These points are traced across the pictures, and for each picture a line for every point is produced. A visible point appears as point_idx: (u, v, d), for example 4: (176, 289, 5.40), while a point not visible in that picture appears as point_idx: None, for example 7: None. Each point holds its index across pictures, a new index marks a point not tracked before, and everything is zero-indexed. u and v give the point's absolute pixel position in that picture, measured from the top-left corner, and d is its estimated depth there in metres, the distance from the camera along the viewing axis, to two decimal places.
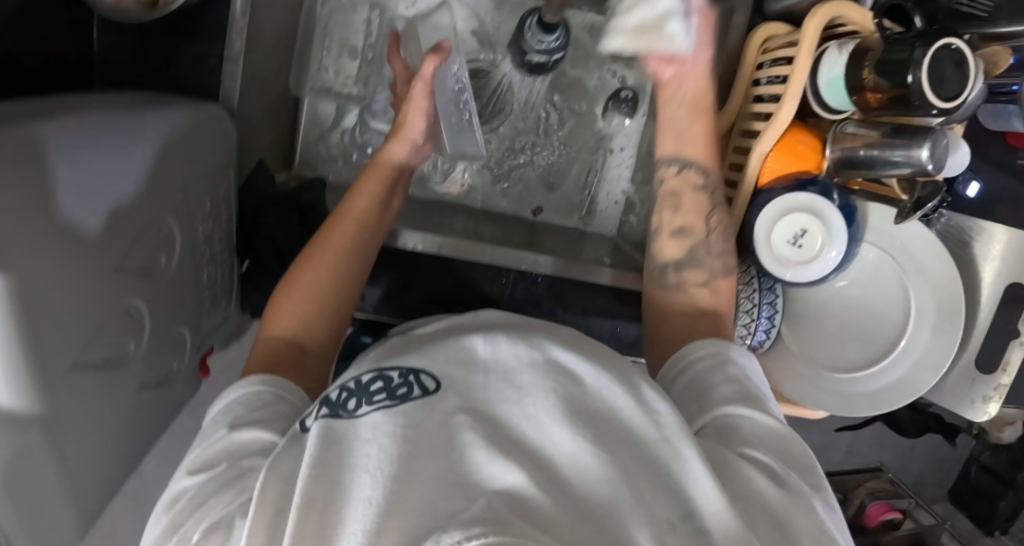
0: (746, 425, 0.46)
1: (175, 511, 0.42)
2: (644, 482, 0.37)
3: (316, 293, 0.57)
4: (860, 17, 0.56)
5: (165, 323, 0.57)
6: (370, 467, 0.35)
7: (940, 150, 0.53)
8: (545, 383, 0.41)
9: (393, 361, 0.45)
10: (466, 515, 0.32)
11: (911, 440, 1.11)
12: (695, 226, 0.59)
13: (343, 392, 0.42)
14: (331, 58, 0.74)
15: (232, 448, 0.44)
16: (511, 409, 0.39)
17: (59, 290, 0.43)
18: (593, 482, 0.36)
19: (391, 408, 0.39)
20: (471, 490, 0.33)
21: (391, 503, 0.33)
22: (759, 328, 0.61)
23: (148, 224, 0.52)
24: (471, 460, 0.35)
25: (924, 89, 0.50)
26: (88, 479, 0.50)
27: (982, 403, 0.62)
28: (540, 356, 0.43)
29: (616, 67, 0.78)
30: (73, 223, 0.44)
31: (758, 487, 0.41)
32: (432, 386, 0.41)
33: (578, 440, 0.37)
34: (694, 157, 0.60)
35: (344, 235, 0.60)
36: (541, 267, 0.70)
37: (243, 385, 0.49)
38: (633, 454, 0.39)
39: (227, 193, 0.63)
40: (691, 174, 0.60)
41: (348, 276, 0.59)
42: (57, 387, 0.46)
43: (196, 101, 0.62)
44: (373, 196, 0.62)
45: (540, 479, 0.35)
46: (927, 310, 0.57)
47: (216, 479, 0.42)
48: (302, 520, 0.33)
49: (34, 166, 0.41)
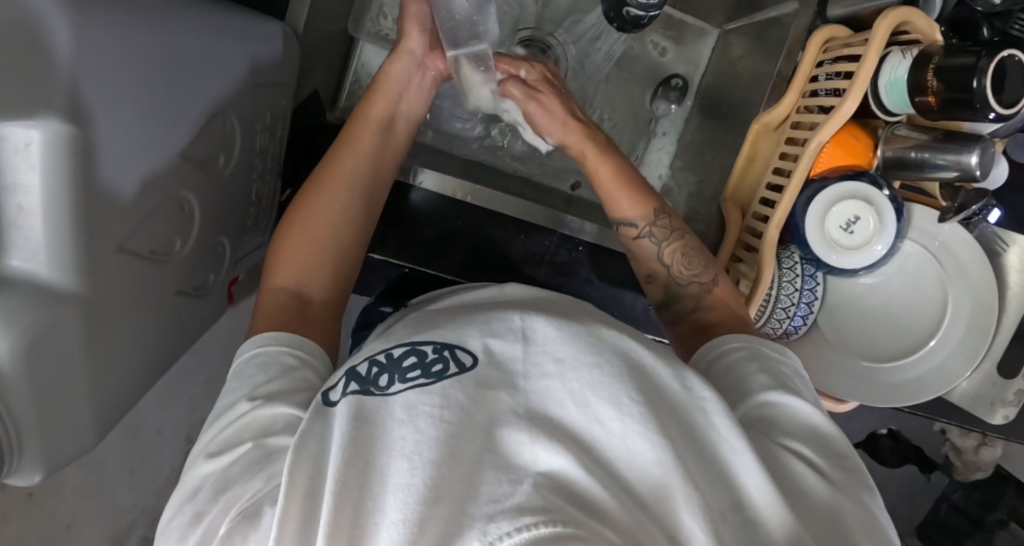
0: (785, 415, 0.46)
1: (198, 500, 0.40)
2: (694, 468, 0.38)
3: (316, 240, 0.56)
4: (924, 25, 0.59)
5: (208, 227, 0.56)
6: (408, 451, 0.35)
7: (988, 158, 0.56)
8: (587, 358, 0.40)
9: (427, 334, 0.44)
10: (511, 502, 0.32)
11: (889, 472, 1.10)
12: (656, 269, 0.62)
13: (375, 365, 0.42)
14: (391, 6, 0.73)
15: (255, 424, 0.42)
16: (553, 384, 0.39)
17: (114, 160, 0.41)
18: (643, 468, 0.36)
19: (425, 386, 0.38)
20: (515, 472, 0.34)
21: (434, 489, 0.33)
22: (797, 313, 0.63)
23: (209, 120, 0.51)
24: (513, 442, 0.35)
25: (988, 93, 0.53)
26: (124, 369, 0.48)
27: (999, 406, 0.66)
28: (580, 330, 0.42)
29: (670, 53, 0.83)
30: (134, 93, 0.42)
31: (807, 483, 0.41)
32: (467, 362, 0.40)
33: (626, 421, 0.37)
34: (632, 214, 0.61)
35: (344, 174, 0.58)
36: (585, 234, 0.71)
37: (259, 346, 0.48)
38: (681, 431, 0.39)
39: (284, 111, 0.65)
40: (645, 239, 0.62)
41: (349, 215, 0.58)
42: (102, 268, 0.43)
43: (263, 16, 0.61)
44: (376, 124, 0.61)
45: (587, 463, 0.35)
46: (961, 310, 0.61)
47: (241, 460, 0.40)
48: (339, 509, 0.33)
49: (106, 23, 0.39)
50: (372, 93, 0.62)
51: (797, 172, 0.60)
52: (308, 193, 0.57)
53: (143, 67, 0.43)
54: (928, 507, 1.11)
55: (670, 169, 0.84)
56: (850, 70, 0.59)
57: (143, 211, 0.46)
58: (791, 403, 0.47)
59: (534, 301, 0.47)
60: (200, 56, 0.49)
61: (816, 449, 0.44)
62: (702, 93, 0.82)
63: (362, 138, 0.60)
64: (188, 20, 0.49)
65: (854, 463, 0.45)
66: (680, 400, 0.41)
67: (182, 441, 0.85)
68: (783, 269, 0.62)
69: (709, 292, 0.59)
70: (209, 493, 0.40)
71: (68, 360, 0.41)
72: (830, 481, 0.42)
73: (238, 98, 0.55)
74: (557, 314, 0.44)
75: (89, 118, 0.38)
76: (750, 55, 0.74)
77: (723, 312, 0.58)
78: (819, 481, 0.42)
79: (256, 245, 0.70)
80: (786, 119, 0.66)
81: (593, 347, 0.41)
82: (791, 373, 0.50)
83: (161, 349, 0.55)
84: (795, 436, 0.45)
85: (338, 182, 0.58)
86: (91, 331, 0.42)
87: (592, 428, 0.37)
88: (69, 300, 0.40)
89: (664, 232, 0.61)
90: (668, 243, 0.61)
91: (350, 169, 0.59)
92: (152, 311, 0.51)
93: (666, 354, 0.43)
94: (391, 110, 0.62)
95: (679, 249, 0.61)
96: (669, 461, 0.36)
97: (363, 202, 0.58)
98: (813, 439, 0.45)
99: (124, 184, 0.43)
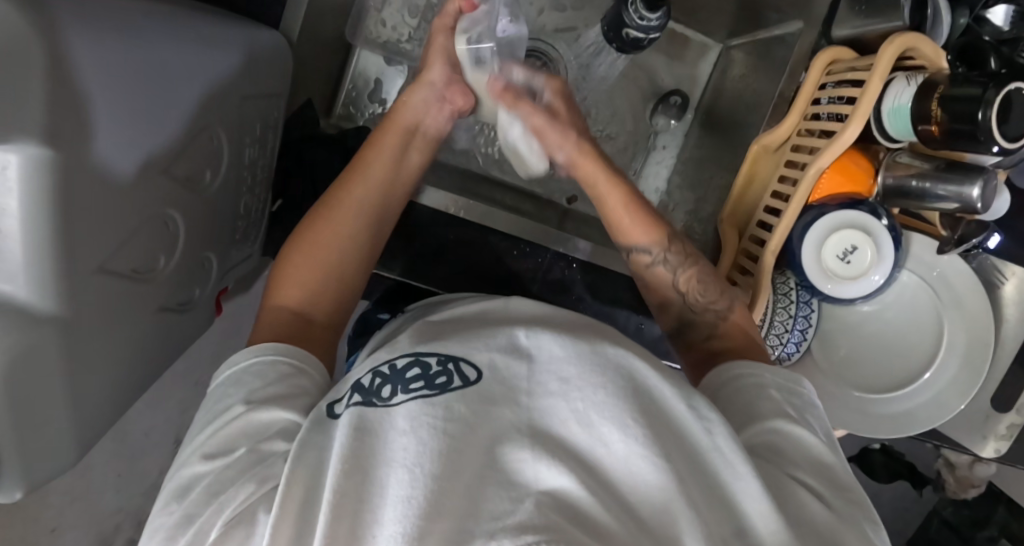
0: (792, 445, 0.45)
1: (187, 501, 0.40)
2: (695, 492, 0.37)
3: (324, 261, 0.54)
4: (931, 50, 0.58)
5: (195, 243, 0.55)
6: (409, 463, 0.35)
7: (989, 190, 0.55)
8: (592, 377, 0.39)
9: (431, 345, 0.43)
10: (513, 519, 0.33)
11: (880, 487, 1.09)
12: (671, 296, 0.60)
13: (377, 377, 0.42)
14: (390, 12, 0.73)
15: (249, 428, 0.42)
16: (557, 403, 0.38)
17: (95, 173, 0.40)
18: (646, 490, 0.36)
19: (429, 397, 0.39)
20: (517, 491, 0.34)
21: (435, 504, 0.33)
22: (790, 340, 0.62)
23: (198, 135, 0.50)
24: (516, 459, 0.36)
25: (992, 126, 0.51)
26: (106, 392, 0.48)
27: (992, 439, 0.66)
28: (583, 349, 0.41)
29: (672, 67, 0.81)
30: (121, 110, 0.42)
31: (813, 513, 0.41)
32: (472, 376, 0.40)
33: (631, 443, 0.37)
34: (643, 241, 0.60)
35: (355, 197, 0.57)
36: (579, 253, 0.70)
37: (252, 352, 0.47)
38: (681, 451, 0.39)
39: (275, 122, 0.64)
40: (659, 267, 0.60)
41: (358, 239, 0.56)
42: (88, 289, 0.42)
43: (258, 26, 0.60)
44: (390, 144, 0.59)
45: (587, 481, 0.35)
46: (957, 343, 0.60)
47: (234, 464, 0.40)
48: (335, 523, 0.33)
49: (85, 38, 0.38)
50: (387, 120, 0.61)
51: (795, 199, 0.59)
52: (320, 208, 0.56)
53: (132, 81, 0.42)
54: (918, 523, 1.10)
55: (668, 184, 0.83)
56: (853, 96, 0.59)
57: (126, 226, 0.45)
58: (793, 430, 0.46)
59: (536, 316, 0.47)
60: (190, 69, 0.48)
61: (820, 478, 0.44)
62: (703, 109, 0.81)
63: (376, 162, 0.58)
64: (172, 32, 0.48)
65: (857, 493, 0.44)
66: (685, 422, 0.41)
67: (170, 446, 0.85)
68: (778, 295, 0.62)
69: (722, 324, 0.57)
70: (200, 495, 0.40)
71: (48, 385, 0.40)
72: (835, 509, 0.42)
73: (226, 109, 0.54)
74: (561, 329, 0.44)
75: (69, 135, 0.37)
76: (754, 74, 0.73)
77: (737, 343, 0.55)
78: (823, 508, 0.41)
79: (247, 254, 0.69)
80: (787, 141, 0.65)
81: (595, 362, 0.40)
82: (801, 402, 0.49)
83: (147, 364, 0.54)
84: (803, 468, 0.44)
85: (350, 203, 0.56)
86: (70, 355, 0.42)
87: (594, 448, 0.37)
88: (49, 328, 0.39)
89: (678, 259, 0.59)
90: (682, 271, 0.59)
91: (357, 194, 0.57)
92: (137, 328, 0.50)
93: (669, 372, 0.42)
94: (403, 141, 0.61)
95: (694, 277, 0.59)
96: (671, 486, 0.36)
97: (369, 228, 0.56)
98: (820, 472, 0.44)
99: (106, 207, 0.42)
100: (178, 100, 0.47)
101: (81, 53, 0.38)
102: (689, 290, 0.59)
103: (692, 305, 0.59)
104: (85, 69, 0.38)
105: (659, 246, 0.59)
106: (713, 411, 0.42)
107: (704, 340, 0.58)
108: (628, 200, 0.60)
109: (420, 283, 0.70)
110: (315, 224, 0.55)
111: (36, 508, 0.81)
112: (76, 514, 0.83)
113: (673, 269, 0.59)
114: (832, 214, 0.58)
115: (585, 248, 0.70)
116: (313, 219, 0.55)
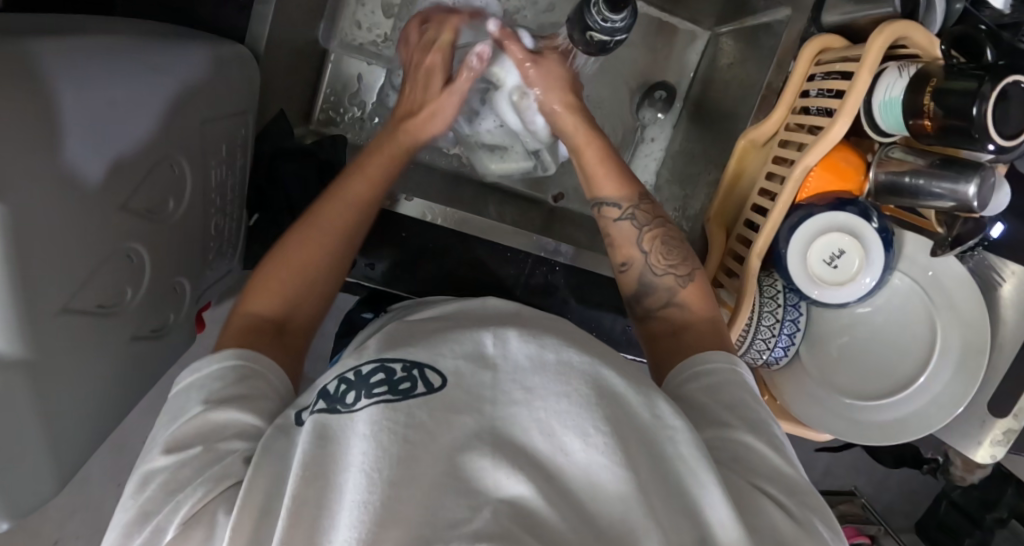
0: (755, 456, 0.43)
1: (144, 496, 0.40)
2: (657, 503, 0.36)
3: (305, 273, 0.53)
4: (924, 38, 0.55)
5: (165, 272, 0.55)
6: (365, 467, 0.34)
7: (986, 189, 0.51)
8: (558, 385, 0.38)
9: (396, 350, 0.41)
10: (470, 527, 0.32)
11: (887, 470, 1.07)
12: (632, 255, 0.57)
13: (342, 383, 0.40)
14: (365, 14, 0.74)
15: (205, 427, 0.42)
16: (520, 412, 0.37)
17: (51, 200, 0.39)
18: (607, 498, 0.35)
19: (391, 402, 0.37)
20: (475, 498, 0.34)
21: (389, 513, 0.33)
22: (778, 345, 0.61)
23: (160, 163, 0.50)
24: (476, 468, 0.35)
25: (988, 123, 0.48)
26: (85, 426, 0.48)
27: (989, 445, 0.64)
28: (551, 354, 0.39)
29: (660, 55, 0.78)
30: (66, 149, 0.40)
31: (775, 521, 0.39)
32: (436, 382, 0.38)
33: (592, 451, 0.36)
34: (612, 195, 0.58)
35: (340, 212, 0.55)
36: (560, 254, 0.69)
37: (213, 360, 0.46)
38: (648, 462, 0.38)
39: (243, 138, 0.64)
40: (626, 221, 0.58)
41: (342, 258, 0.55)
42: (52, 333, 0.42)
43: (223, 41, 0.59)
44: (375, 162, 0.58)
45: (548, 490, 0.35)
46: (951, 349, 0.58)
47: (191, 463, 0.40)
48: (293, 526, 0.33)
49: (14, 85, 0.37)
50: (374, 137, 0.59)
51: (781, 199, 0.56)
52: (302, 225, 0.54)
53: (82, 117, 0.42)
54: (927, 504, 1.08)
55: (657, 177, 0.81)
56: (842, 89, 0.55)
57: (89, 264, 0.45)
58: (756, 444, 0.44)
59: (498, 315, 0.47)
60: (145, 102, 0.47)
61: (784, 489, 0.42)
62: (691, 99, 0.78)
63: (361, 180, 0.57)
64: (130, 64, 0.47)
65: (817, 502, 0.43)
66: (649, 429, 0.39)
67: None
68: (764, 298, 0.60)
69: (682, 288, 0.55)
70: (156, 491, 0.40)
71: (19, 432, 0.40)
72: (794, 516, 0.40)
73: (186, 135, 0.53)
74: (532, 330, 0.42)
75: (16, 180, 0.36)
76: (742, 62, 0.69)
77: (700, 317, 0.53)
78: (784, 516, 0.40)
79: (227, 269, 0.70)
80: (775, 135, 0.62)
81: (568, 374, 0.38)
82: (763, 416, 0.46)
83: (127, 389, 0.55)
84: (763, 475, 0.42)
85: (329, 221, 0.55)
86: (39, 398, 0.42)
87: (556, 455, 0.36)
88: (11, 381, 0.39)
89: (645, 216, 0.58)
90: (647, 230, 0.57)
91: (344, 208, 0.55)
92: (110, 359, 0.50)
93: (635, 377, 0.41)
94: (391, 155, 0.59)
95: (660, 237, 0.57)
96: (632, 494, 0.35)
97: (349, 244, 0.55)
98: (782, 478, 0.42)
99: (61, 249, 0.41)
100: (132, 135, 0.46)
101: (17, 91, 0.37)
102: (652, 253, 0.57)
103: (653, 267, 0.56)
104: (26, 111, 0.37)
105: (629, 202, 0.58)
106: (676, 413, 0.40)
107: (663, 305, 0.55)
108: (603, 155, 0.59)
109: (401, 290, 0.71)
110: (300, 238, 0.54)
111: (40, 520, 0.84)
112: (80, 522, 0.86)
113: (639, 226, 0.57)
114: (828, 215, 0.56)
115: (566, 251, 0.69)
116: (297, 236, 0.54)
